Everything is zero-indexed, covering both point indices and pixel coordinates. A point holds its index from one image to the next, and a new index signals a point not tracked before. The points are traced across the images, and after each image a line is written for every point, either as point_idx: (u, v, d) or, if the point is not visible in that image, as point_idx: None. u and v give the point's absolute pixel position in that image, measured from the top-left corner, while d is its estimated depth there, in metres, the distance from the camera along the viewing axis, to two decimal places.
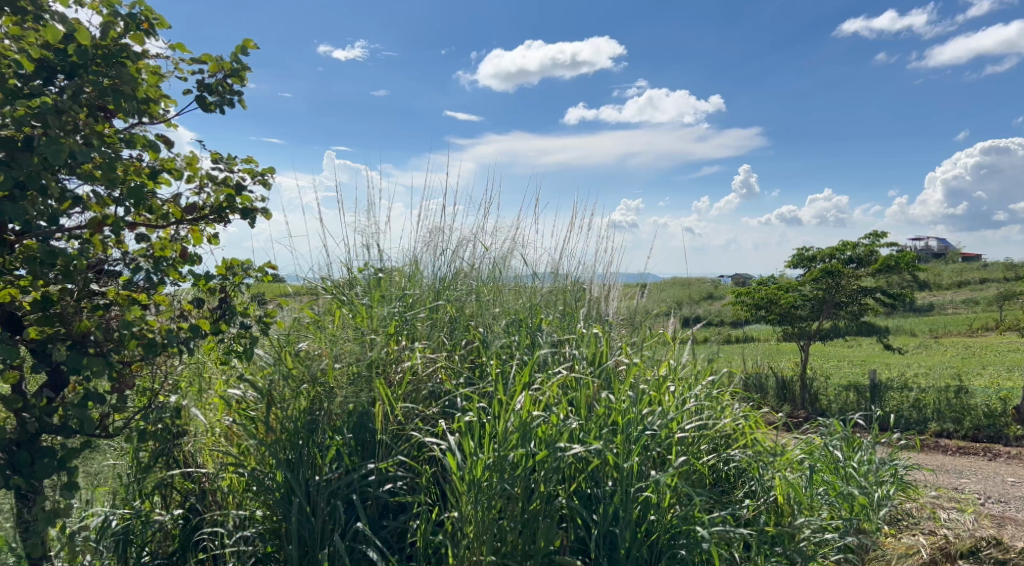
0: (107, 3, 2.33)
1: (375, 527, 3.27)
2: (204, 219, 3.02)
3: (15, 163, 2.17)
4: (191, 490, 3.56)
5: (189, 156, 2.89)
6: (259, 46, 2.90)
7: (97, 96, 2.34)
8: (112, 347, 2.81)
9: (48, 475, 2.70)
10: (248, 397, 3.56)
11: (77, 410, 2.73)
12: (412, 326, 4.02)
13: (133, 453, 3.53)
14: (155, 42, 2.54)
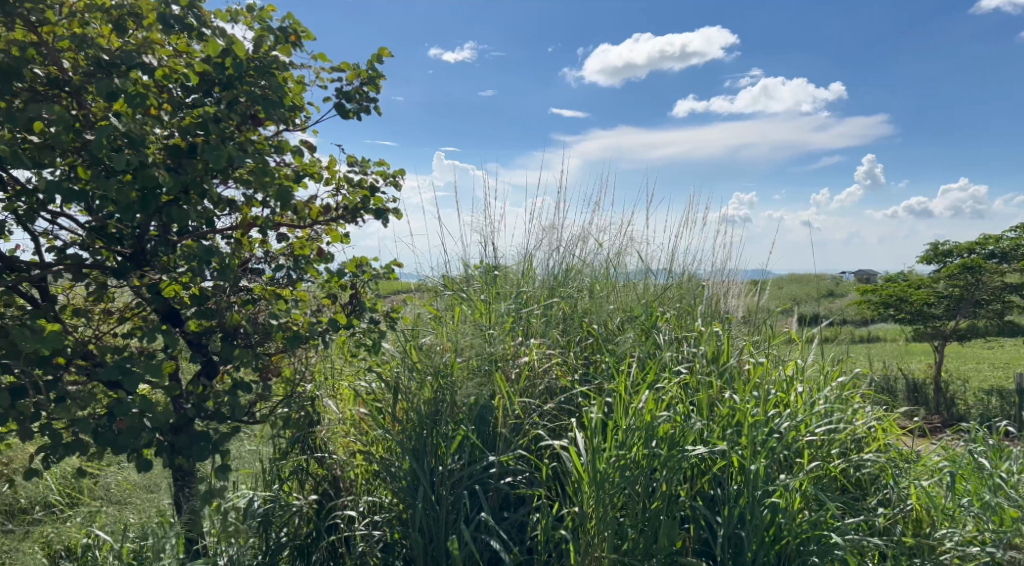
0: (260, 18, 2.51)
1: (498, 518, 3.33)
2: (340, 219, 3.19)
3: (183, 170, 2.40)
4: (324, 477, 3.72)
5: (328, 160, 3.06)
6: (392, 53, 3.03)
7: (249, 104, 2.52)
8: (260, 339, 3.04)
9: (204, 457, 2.94)
10: (376, 389, 3.76)
11: (229, 397, 2.96)
12: (528, 323, 4.07)
13: (273, 439, 3.78)
14: (301, 53, 2.70)
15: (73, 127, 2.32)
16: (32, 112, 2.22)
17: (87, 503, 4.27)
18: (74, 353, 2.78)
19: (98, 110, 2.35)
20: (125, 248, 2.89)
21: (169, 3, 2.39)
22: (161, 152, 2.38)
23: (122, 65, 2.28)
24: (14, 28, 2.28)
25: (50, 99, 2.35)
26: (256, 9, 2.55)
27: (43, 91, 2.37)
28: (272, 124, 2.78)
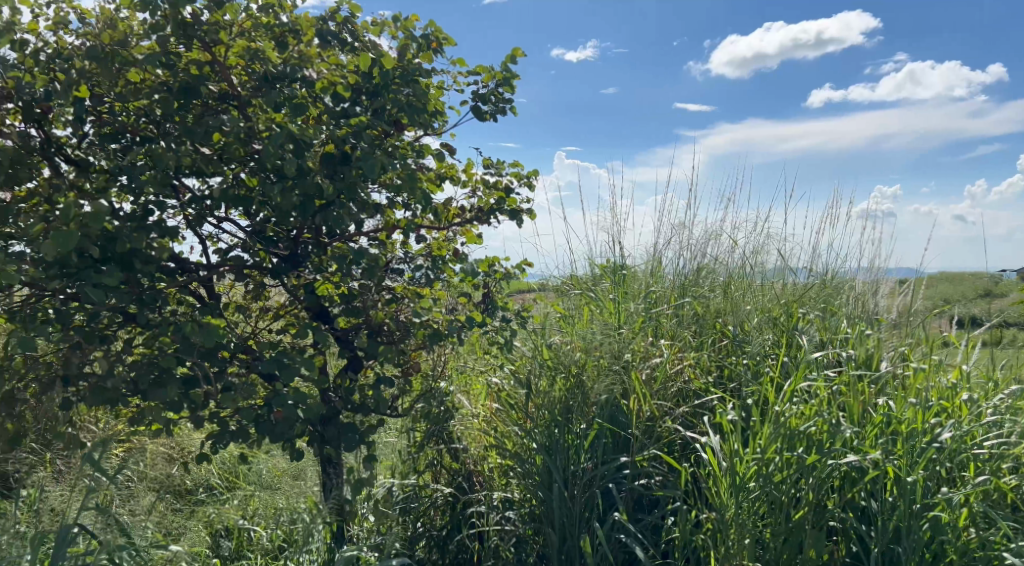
0: (404, 27, 2.62)
1: (632, 520, 3.29)
2: (475, 220, 3.26)
3: (338, 176, 2.58)
4: (458, 470, 3.81)
5: (465, 163, 3.13)
6: (527, 54, 3.06)
7: (395, 111, 2.66)
8: (401, 336, 3.17)
9: (352, 447, 3.11)
10: (508, 387, 3.82)
11: (374, 391, 3.11)
12: (659, 323, 4.00)
13: (410, 433, 3.92)
14: (442, 59, 2.79)
15: (240, 138, 2.52)
16: (211, 127, 2.47)
17: (242, 487, 4.61)
18: (237, 347, 3.01)
19: (261, 121, 2.54)
20: (281, 249, 3.09)
21: (325, 19, 2.56)
22: (319, 159, 2.58)
23: (284, 79, 2.48)
24: (190, 49, 2.52)
25: (218, 112, 2.56)
26: (400, 19, 2.66)
27: (214, 105, 2.60)
28: (415, 129, 2.88)
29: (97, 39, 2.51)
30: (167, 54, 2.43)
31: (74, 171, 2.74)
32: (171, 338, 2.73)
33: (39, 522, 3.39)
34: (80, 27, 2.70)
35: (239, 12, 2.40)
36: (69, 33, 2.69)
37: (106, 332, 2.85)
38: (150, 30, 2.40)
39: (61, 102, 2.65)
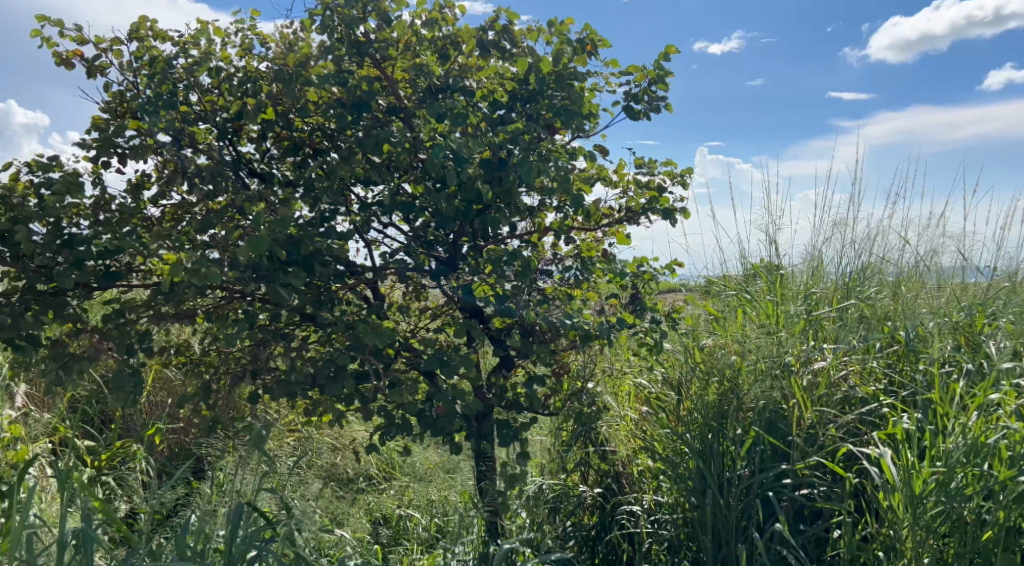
0: (560, 32, 2.67)
1: (793, 530, 3.14)
2: (626, 221, 3.25)
3: (496, 182, 2.69)
4: (607, 471, 3.80)
5: (617, 163, 3.13)
6: (681, 51, 3.01)
7: (551, 116, 2.73)
8: (553, 336, 3.22)
9: (507, 443, 3.20)
10: (659, 389, 3.76)
11: (527, 389, 3.18)
12: (820, 326, 3.80)
13: (559, 431, 3.96)
14: (596, 61, 2.81)
15: (406, 148, 2.68)
16: (380, 137, 2.65)
17: (398, 477, 4.85)
18: (400, 345, 3.20)
19: (425, 131, 2.69)
20: (440, 253, 3.23)
21: (485, 29, 2.67)
22: (478, 166, 2.71)
23: (447, 90, 2.63)
24: (361, 66, 2.70)
25: (386, 125, 2.73)
26: (555, 24, 2.71)
27: (382, 118, 2.77)
28: (568, 132, 2.93)
29: (281, 63, 2.77)
30: (342, 73, 2.63)
31: (259, 185, 3.01)
32: (344, 336, 2.94)
33: (228, 501, 3.75)
34: (264, 51, 2.97)
35: (406, 29, 2.56)
36: (256, 58, 2.97)
37: (286, 330, 3.12)
38: (327, 51, 2.61)
39: (248, 122, 2.93)
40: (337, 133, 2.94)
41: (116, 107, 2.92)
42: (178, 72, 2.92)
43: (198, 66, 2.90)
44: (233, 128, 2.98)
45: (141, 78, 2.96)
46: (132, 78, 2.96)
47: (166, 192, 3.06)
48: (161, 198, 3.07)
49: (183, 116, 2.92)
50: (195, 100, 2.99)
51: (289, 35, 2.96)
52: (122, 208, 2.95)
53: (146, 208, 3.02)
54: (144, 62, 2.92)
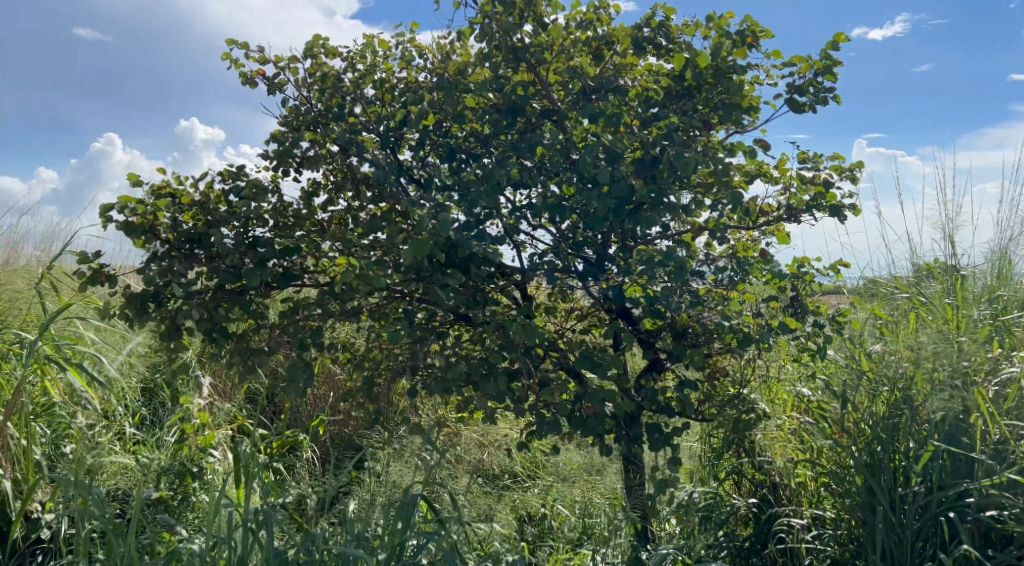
0: (718, 25, 2.59)
1: (980, 556, 2.86)
2: (787, 219, 3.10)
3: (650, 180, 2.65)
4: (762, 481, 3.62)
5: (778, 159, 2.99)
6: (850, 38, 2.83)
7: (708, 112, 2.65)
8: (706, 339, 3.13)
9: (658, 448, 3.14)
10: (820, 397, 3.55)
11: (680, 393, 3.11)
12: (1010, 332, 3.43)
13: (710, 438, 3.82)
14: (757, 53, 2.71)
15: (560, 149, 2.70)
16: (535, 140, 2.69)
17: (542, 476, 4.88)
18: (550, 346, 3.22)
19: (578, 133, 2.69)
20: (591, 254, 3.23)
21: (641, 26, 2.64)
22: (630, 166, 2.67)
23: (601, 90, 2.62)
24: (517, 72, 2.76)
25: (540, 128, 2.77)
26: (713, 18, 2.64)
27: (535, 121, 2.82)
28: (725, 128, 2.84)
29: (440, 73, 2.88)
30: (498, 79, 2.70)
31: (418, 189, 3.14)
32: (498, 335, 3.01)
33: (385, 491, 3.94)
34: (424, 63, 3.10)
35: (562, 32, 2.59)
36: (415, 69, 3.11)
37: (442, 329, 3.24)
38: (485, 59, 2.69)
39: (409, 129, 3.07)
40: (490, 137, 3.02)
41: (292, 120, 3.16)
42: (346, 86, 3.12)
43: (364, 79, 3.08)
44: (394, 137, 3.13)
45: (313, 93, 3.18)
46: (306, 93, 3.18)
47: (335, 198, 3.27)
48: (329, 204, 3.28)
49: (351, 127, 3.11)
50: (361, 111, 3.17)
51: (447, 45, 3.08)
52: (297, 214, 3.19)
53: (317, 214, 3.24)
54: (317, 77, 3.14)
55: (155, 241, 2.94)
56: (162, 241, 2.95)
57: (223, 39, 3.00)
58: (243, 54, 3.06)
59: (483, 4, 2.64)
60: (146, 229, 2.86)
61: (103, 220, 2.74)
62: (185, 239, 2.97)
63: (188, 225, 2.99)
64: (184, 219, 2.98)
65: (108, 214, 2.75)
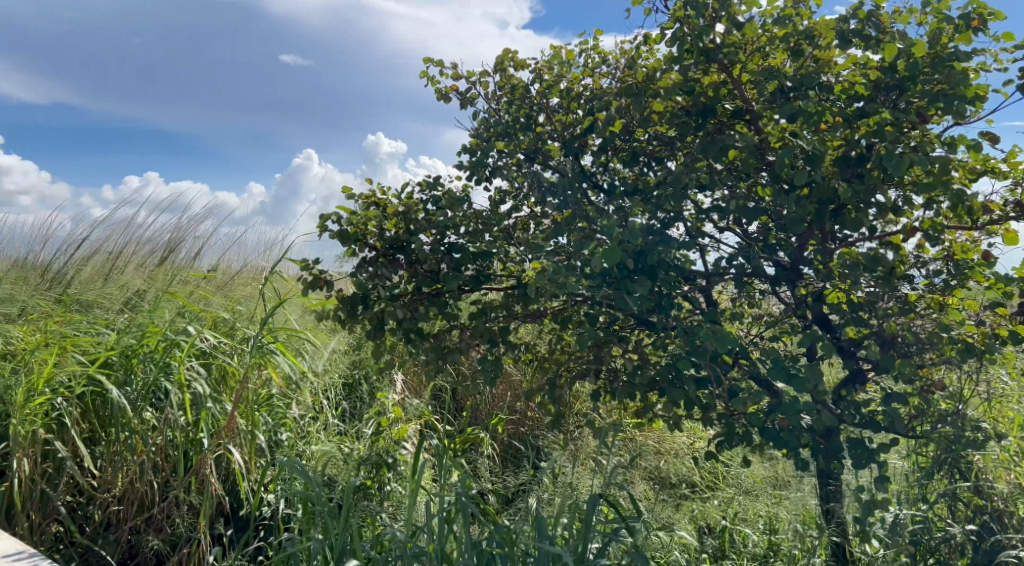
0: (939, 9, 2.38)
1: None
2: (1018, 217, 2.78)
3: (857, 180, 2.48)
4: (984, 509, 3.25)
5: (1007, 151, 2.69)
6: None
7: (925, 104, 2.44)
8: (919, 350, 2.87)
9: (862, 465, 2.92)
10: None
11: (887, 408, 2.87)
12: None
13: (919, 458, 3.49)
14: (983, 37, 2.45)
15: (754, 150, 2.61)
16: (728, 142, 2.60)
17: (723, 488, 4.72)
18: (739, 352, 3.11)
19: (775, 133, 2.58)
20: (784, 257, 3.07)
21: (848, 18, 2.47)
22: (832, 165, 2.52)
23: (801, 88, 2.50)
24: (707, 73, 2.69)
25: (732, 129, 2.69)
26: (933, 2, 2.43)
27: (728, 122, 2.74)
28: (943, 119, 2.60)
29: (628, 78, 2.88)
30: (689, 82, 2.65)
31: (602, 194, 3.16)
32: (686, 341, 2.95)
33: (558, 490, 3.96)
34: (609, 69, 3.11)
35: (757, 29, 2.49)
36: (600, 76, 3.14)
37: (625, 333, 3.23)
38: (675, 63, 2.66)
39: (595, 136, 3.10)
40: (677, 141, 2.98)
41: (483, 133, 3.31)
42: (534, 97, 3.20)
43: (550, 89, 3.15)
44: (578, 143, 3.17)
45: (502, 105, 3.31)
46: (495, 105, 3.31)
47: (520, 205, 3.38)
48: (515, 211, 3.39)
49: (538, 136, 3.19)
50: (546, 120, 3.25)
51: (632, 50, 3.07)
52: (485, 220, 3.33)
53: (504, 220, 3.36)
54: (506, 90, 3.26)
55: (365, 247, 3.21)
56: (371, 247, 3.22)
57: (424, 59, 3.20)
58: (440, 72, 3.25)
59: (675, 8, 2.61)
60: (358, 237, 3.14)
61: (322, 229, 3.02)
62: (389, 245, 3.22)
63: (391, 232, 3.23)
64: (388, 227, 3.23)
65: (325, 224, 3.02)
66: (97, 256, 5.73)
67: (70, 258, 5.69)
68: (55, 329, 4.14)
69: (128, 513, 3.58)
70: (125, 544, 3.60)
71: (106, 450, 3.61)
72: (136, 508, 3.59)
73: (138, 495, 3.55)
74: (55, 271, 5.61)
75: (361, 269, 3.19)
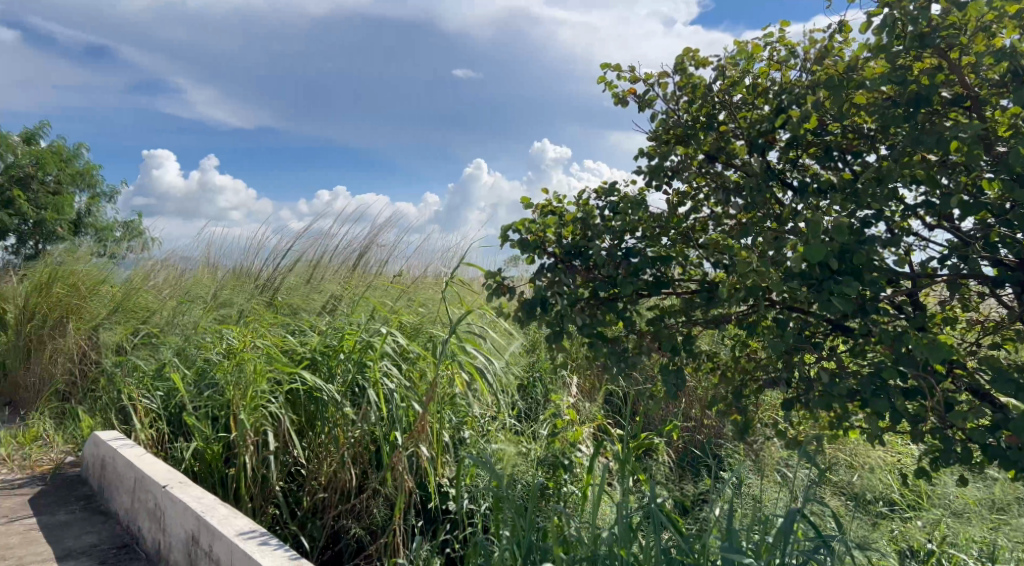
0: None
1: None
2: None
3: None
4: None
5: None
6: None
7: None
8: None
9: None
10: None
11: None
12: None
13: None
14: None
15: (978, 140, 2.36)
16: (946, 132, 2.37)
17: (928, 508, 4.31)
18: (954, 361, 2.83)
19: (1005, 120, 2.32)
20: (1008, 257, 2.75)
21: None
22: None
23: None
24: (919, 59, 2.48)
25: (949, 118, 2.46)
26: None
27: (943, 111, 2.50)
28: None
29: (823, 70, 2.71)
30: (898, 71, 2.45)
31: (791, 193, 3.01)
32: (895, 349, 2.72)
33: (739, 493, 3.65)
34: (799, 60, 2.95)
35: (983, 7, 2.27)
36: (789, 68, 2.98)
37: (818, 339, 3.05)
38: (881, 51, 2.47)
39: (784, 132, 2.95)
40: (880, 133, 2.76)
41: (663, 135, 3.26)
42: (716, 95, 3.11)
43: (735, 86, 3.05)
44: (764, 140, 3.03)
45: (682, 105, 3.24)
46: (675, 106, 3.26)
47: (701, 206, 3.28)
48: (694, 213, 3.31)
49: (722, 135, 3.09)
50: (730, 118, 3.14)
51: (825, 38, 2.89)
52: (663, 223, 3.26)
53: (683, 223, 3.30)
54: (687, 90, 3.19)
55: (544, 255, 3.30)
56: (550, 254, 3.30)
57: (602, 64, 3.16)
58: (618, 77, 3.18)
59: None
60: (539, 244, 3.23)
61: (504, 237, 3.10)
62: (568, 253, 3.28)
63: (568, 239, 3.31)
64: (566, 233, 3.30)
65: (507, 234, 3.11)
66: (299, 265, 6.34)
67: (279, 267, 6.34)
68: (269, 332, 4.63)
69: (332, 500, 3.92)
70: (329, 529, 3.91)
71: (314, 441, 4.00)
72: (339, 495, 3.91)
73: (341, 483, 3.87)
74: (266, 279, 6.28)
75: (541, 276, 3.26)
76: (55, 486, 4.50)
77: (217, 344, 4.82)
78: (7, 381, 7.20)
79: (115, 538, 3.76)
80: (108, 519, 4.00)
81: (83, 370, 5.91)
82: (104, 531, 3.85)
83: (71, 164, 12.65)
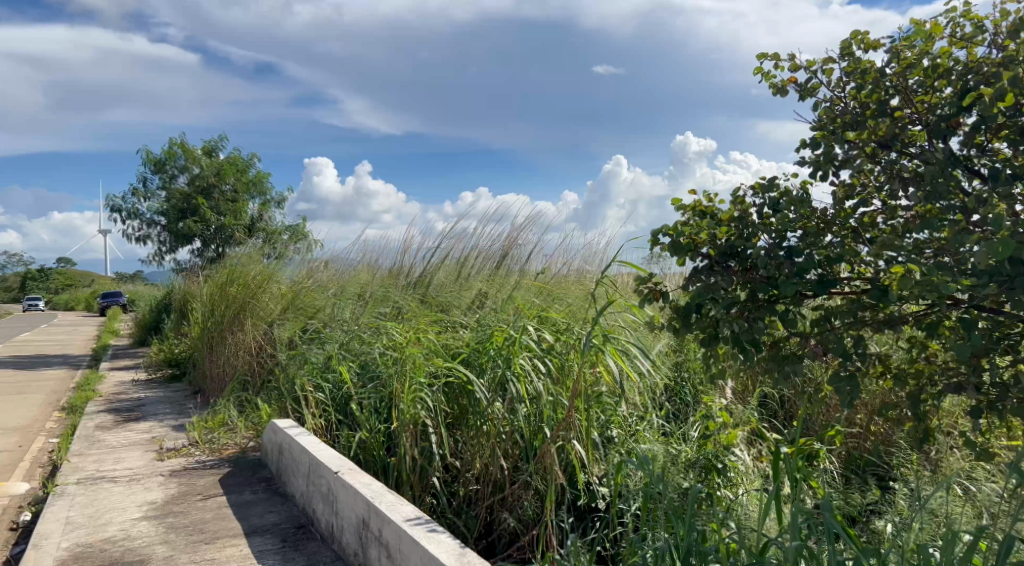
0: None
1: None
2: None
3: None
4: None
5: None
6: None
7: None
8: None
9: None
10: None
11: None
12: None
13: None
14: None
15: None
16: None
17: None
18: None
19: None
20: None
21: None
22: None
23: None
24: None
25: None
26: None
27: None
28: None
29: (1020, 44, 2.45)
30: None
31: (980, 182, 2.73)
32: None
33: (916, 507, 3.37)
34: (989, 35, 2.68)
35: None
36: (976, 45, 2.72)
37: (1013, 341, 2.75)
38: None
39: (970, 115, 2.69)
40: None
41: (828, 124, 3.07)
42: (890, 79, 2.88)
43: (912, 69, 2.81)
44: (947, 124, 2.78)
45: (849, 92, 3.05)
46: (842, 93, 3.06)
47: (871, 199, 3.06)
48: (864, 207, 3.09)
49: (896, 121, 2.87)
50: (905, 103, 2.91)
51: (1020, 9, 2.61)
52: (828, 219, 3.08)
53: (851, 217, 3.09)
54: (856, 75, 2.98)
55: (697, 256, 3.21)
56: (703, 255, 3.21)
57: (761, 53, 3.02)
58: (778, 66, 3.03)
59: None
60: (691, 246, 3.15)
61: (654, 242, 3.04)
62: (722, 254, 3.16)
63: (722, 240, 3.18)
64: (720, 235, 3.19)
65: (658, 237, 3.05)
66: (448, 264, 6.58)
67: (430, 266, 6.61)
68: (424, 329, 4.84)
69: (484, 493, 4.04)
70: (483, 520, 4.04)
71: (468, 435, 4.14)
72: (491, 488, 4.02)
73: (492, 476, 3.97)
74: (418, 277, 6.58)
75: (694, 278, 3.18)
76: (240, 468, 4.95)
77: (376, 339, 5.11)
78: (197, 372, 8.01)
79: (293, 518, 4.08)
80: (286, 501, 4.33)
81: (259, 363, 6.47)
82: (283, 511, 4.18)
83: (246, 173, 13.76)
